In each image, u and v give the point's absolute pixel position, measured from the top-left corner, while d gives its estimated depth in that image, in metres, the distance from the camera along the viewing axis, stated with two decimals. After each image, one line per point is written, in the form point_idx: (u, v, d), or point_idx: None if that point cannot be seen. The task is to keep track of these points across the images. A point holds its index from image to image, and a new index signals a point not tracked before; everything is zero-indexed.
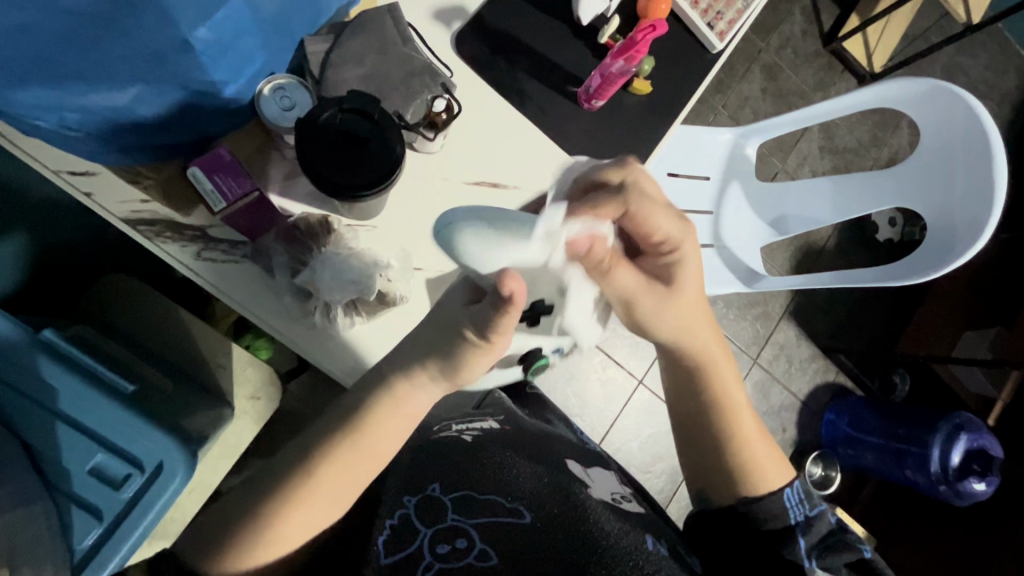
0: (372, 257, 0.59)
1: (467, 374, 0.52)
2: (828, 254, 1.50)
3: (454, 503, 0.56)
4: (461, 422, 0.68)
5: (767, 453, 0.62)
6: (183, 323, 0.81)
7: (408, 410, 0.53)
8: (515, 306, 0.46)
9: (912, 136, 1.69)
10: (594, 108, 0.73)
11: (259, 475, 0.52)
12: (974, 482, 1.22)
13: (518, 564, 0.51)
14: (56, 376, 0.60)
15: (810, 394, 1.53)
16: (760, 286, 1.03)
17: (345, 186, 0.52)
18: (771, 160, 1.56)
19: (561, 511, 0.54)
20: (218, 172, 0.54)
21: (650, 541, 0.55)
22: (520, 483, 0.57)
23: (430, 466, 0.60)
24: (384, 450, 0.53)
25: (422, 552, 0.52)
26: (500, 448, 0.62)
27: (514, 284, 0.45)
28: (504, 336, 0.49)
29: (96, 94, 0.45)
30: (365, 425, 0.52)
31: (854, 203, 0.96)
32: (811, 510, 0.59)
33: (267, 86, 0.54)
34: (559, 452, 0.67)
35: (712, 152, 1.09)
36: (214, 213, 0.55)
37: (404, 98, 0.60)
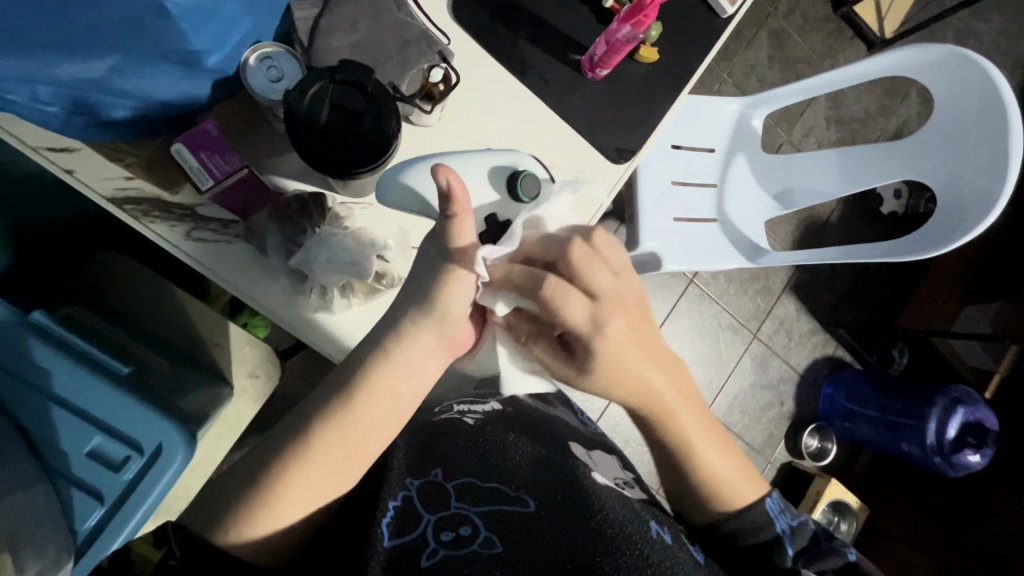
0: (371, 236, 0.57)
1: (450, 313, 0.52)
2: (832, 228, 1.49)
3: (457, 490, 0.55)
4: (465, 404, 0.67)
5: (737, 463, 0.60)
6: (179, 303, 0.80)
7: (406, 374, 0.52)
8: (455, 200, 0.46)
9: (921, 106, 1.65)
10: (598, 78, 0.70)
11: (261, 449, 0.51)
12: (969, 454, 1.24)
13: (523, 552, 0.51)
14: (48, 358, 0.59)
15: (808, 367, 1.53)
16: (765, 261, 1.00)
17: (341, 164, 0.49)
18: (777, 131, 1.52)
19: (568, 500, 0.54)
20: (204, 149, 0.52)
21: (655, 528, 0.55)
22: (521, 469, 0.58)
23: (431, 449, 0.60)
24: (392, 420, 0.53)
25: (426, 538, 0.52)
26: (500, 436, 0.61)
27: (449, 177, 0.45)
28: (461, 231, 0.49)
29: (70, 65, 0.43)
30: (370, 392, 0.51)
31: (860, 176, 0.94)
32: (792, 522, 0.59)
33: (253, 56, 0.51)
34: (562, 436, 0.66)
35: (718, 122, 1.06)
36: (200, 192, 0.54)
37: (400, 68, 0.57)
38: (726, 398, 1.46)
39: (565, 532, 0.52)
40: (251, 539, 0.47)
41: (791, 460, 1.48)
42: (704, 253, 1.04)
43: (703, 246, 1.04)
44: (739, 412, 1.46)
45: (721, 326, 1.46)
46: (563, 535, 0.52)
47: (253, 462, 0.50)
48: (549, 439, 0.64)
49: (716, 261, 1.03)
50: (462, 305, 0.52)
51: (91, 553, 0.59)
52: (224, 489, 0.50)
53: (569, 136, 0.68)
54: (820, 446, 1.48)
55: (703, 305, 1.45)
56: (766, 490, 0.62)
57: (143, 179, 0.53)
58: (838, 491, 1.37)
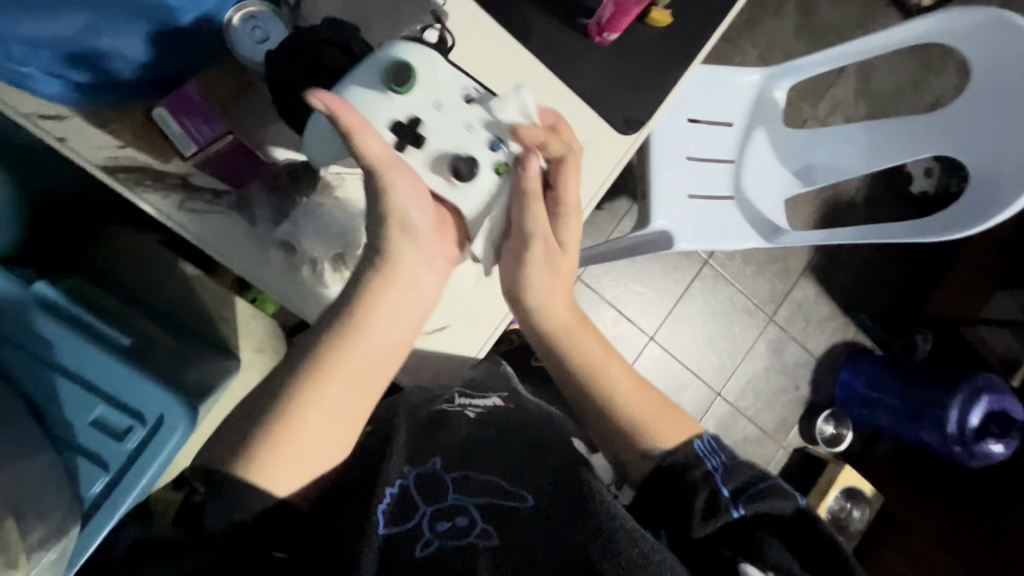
0: (356, 203, 0.58)
1: (412, 219, 0.51)
2: (857, 208, 1.43)
3: (456, 482, 0.55)
4: (465, 397, 0.67)
5: (663, 399, 0.62)
6: (187, 278, 0.80)
7: (408, 280, 0.53)
8: (342, 110, 0.46)
9: (959, 79, 1.56)
10: (606, 43, 0.66)
11: (263, 394, 0.51)
12: (991, 443, 1.21)
13: (515, 549, 0.51)
14: (52, 328, 0.60)
15: (826, 352, 1.49)
16: (782, 241, 0.97)
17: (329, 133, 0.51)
18: (801, 106, 1.46)
19: (569, 493, 0.54)
20: (186, 115, 0.51)
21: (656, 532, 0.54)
22: (523, 463, 0.58)
23: (429, 437, 0.59)
24: (388, 344, 0.53)
25: (422, 528, 0.52)
26: (500, 431, 0.61)
27: (320, 96, 0.45)
28: (371, 144, 0.47)
29: (39, 22, 0.43)
30: (367, 319, 0.52)
31: (889, 152, 0.89)
32: (725, 462, 0.56)
33: (236, 15, 0.50)
34: (560, 432, 0.67)
35: (738, 94, 1.01)
36: (185, 158, 0.53)
37: (391, 28, 0.54)
38: (739, 381, 1.43)
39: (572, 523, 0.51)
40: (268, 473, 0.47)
41: (804, 445, 1.46)
42: (719, 232, 1.00)
43: (720, 225, 1.00)
44: (752, 396, 1.44)
45: (736, 308, 1.43)
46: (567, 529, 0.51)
47: (253, 411, 0.50)
48: (546, 433, 0.64)
49: (731, 241, 0.99)
50: (421, 211, 0.52)
51: (96, 520, 0.59)
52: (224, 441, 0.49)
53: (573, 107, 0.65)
54: (835, 432, 1.46)
55: (718, 287, 1.41)
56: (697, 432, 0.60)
57: (135, 146, 0.52)
58: (852, 477, 1.34)
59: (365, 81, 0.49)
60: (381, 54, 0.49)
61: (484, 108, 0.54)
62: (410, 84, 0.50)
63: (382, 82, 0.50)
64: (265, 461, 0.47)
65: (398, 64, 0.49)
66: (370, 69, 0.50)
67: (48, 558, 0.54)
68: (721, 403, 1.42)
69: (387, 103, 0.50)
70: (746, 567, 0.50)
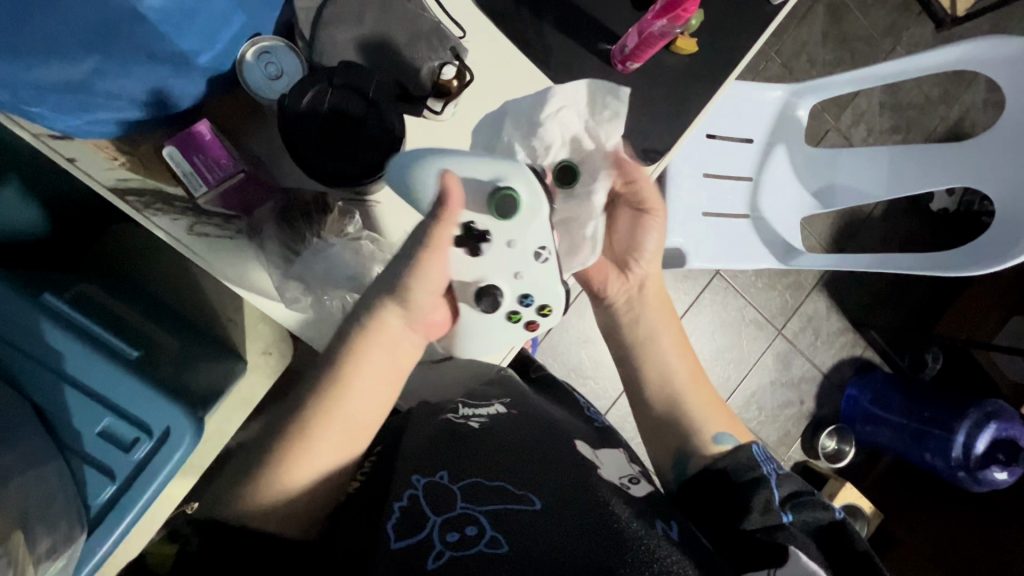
0: (372, 247, 0.56)
1: (415, 301, 0.52)
2: (874, 224, 1.40)
3: (464, 491, 0.52)
4: (469, 407, 0.66)
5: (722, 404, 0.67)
6: (195, 279, 0.81)
7: (392, 340, 0.54)
8: (449, 204, 0.49)
9: (988, 94, 1.52)
10: (628, 71, 0.65)
11: (260, 445, 0.56)
12: (996, 471, 1.19)
13: (530, 555, 0.46)
14: (59, 339, 0.60)
15: (833, 368, 1.47)
16: (795, 263, 0.93)
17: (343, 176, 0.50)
18: (824, 117, 1.42)
19: (581, 500, 0.51)
20: (196, 152, 0.51)
21: (660, 524, 0.52)
22: (533, 470, 0.55)
23: (437, 447, 0.57)
24: (374, 402, 0.54)
25: (433, 541, 0.48)
26: (505, 441, 0.58)
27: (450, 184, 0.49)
28: (442, 235, 0.50)
29: (46, 69, 0.41)
30: (351, 378, 0.53)
31: (912, 180, 0.87)
32: (779, 471, 0.59)
33: (251, 51, 0.51)
34: (568, 435, 0.64)
35: (761, 111, 0.99)
36: (194, 197, 0.53)
37: (406, 66, 0.56)
38: (744, 393, 1.42)
39: (582, 535, 0.48)
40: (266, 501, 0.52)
41: (806, 459, 1.45)
42: (732, 250, 0.98)
43: (733, 243, 0.98)
44: (756, 409, 1.42)
45: (745, 320, 1.41)
46: (585, 538, 0.48)
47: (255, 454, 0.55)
48: (549, 439, 0.60)
49: (746, 260, 0.97)
50: (429, 297, 0.52)
51: (102, 528, 0.60)
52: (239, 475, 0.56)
53: None
54: (837, 447, 1.44)
55: (727, 298, 1.40)
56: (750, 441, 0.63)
57: (143, 171, 0.53)
58: (853, 495, 1.33)
59: (478, 174, 0.51)
60: (507, 176, 0.51)
61: (545, 274, 0.53)
62: (506, 217, 0.51)
63: (489, 199, 0.51)
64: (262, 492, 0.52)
65: (510, 196, 0.50)
66: (486, 173, 0.51)
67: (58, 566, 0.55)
68: None
69: (478, 211, 0.51)
70: (795, 552, 0.51)
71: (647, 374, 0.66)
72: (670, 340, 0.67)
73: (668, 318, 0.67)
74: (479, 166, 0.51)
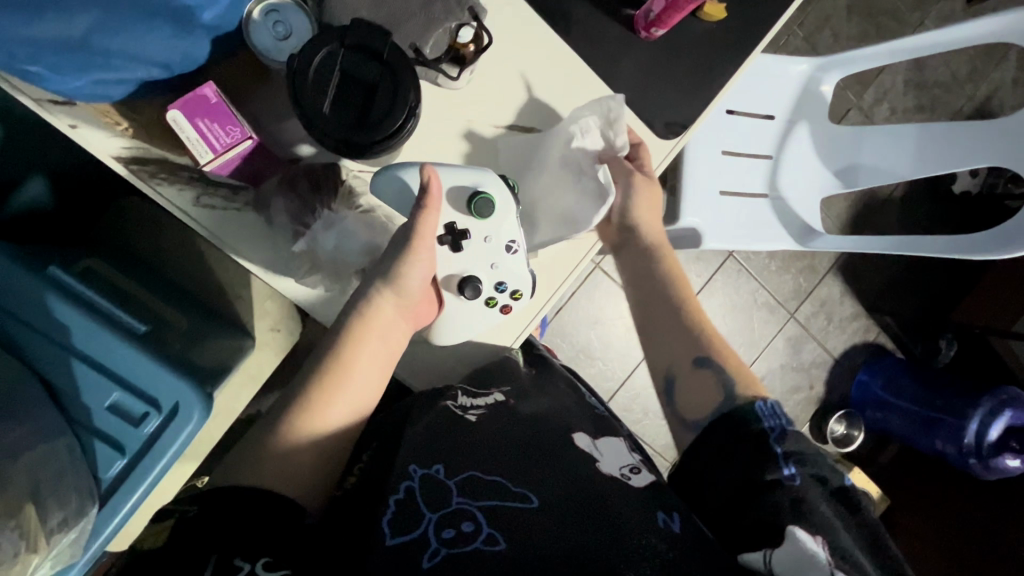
0: (384, 221, 0.57)
1: (411, 285, 0.55)
2: (894, 206, 1.36)
3: (460, 485, 0.51)
4: (468, 396, 0.64)
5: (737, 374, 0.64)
6: (203, 254, 0.79)
7: (385, 325, 0.55)
8: (431, 201, 0.53)
9: (1018, 72, 1.46)
10: (652, 38, 0.63)
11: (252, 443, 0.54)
12: (1007, 458, 1.16)
13: (529, 551, 0.46)
14: (65, 314, 0.59)
15: (845, 352, 1.46)
16: (815, 245, 0.91)
17: (348, 144, 0.48)
18: (846, 94, 1.37)
19: (579, 498, 0.51)
20: (203, 116, 0.49)
21: (663, 516, 0.51)
22: (530, 464, 0.54)
23: (433, 440, 0.55)
24: (367, 386, 0.56)
25: (428, 537, 0.46)
26: (504, 435, 0.57)
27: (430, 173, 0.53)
28: (426, 225, 0.54)
29: (47, 25, 0.40)
30: (344, 361, 0.54)
31: (940, 159, 0.83)
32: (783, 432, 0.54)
33: (258, 10, 0.49)
34: (567, 426, 0.63)
35: (785, 85, 0.95)
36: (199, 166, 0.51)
37: (422, 29, 0.52)
38: None
39: (587, 536, 0.47)
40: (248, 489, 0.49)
41: (814, 444, 1.44)
42: (749, 231, 0.95)
43: (752, 224, 0.95)
44: (766, 392, 1.41)
45: (757, 303, 1.39)
46: (584, 535, 0.47)
47: (247, 451, 0.54)
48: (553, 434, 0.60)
49: (762, 242, 0.94)
50: (421, 282, 0.56)
51: (114, 501, 0.60)
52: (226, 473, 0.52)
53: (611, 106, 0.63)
54: (846, 432, 1.43)
55: (740, 281, 1.37)
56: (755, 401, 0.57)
57: (146, 140, 0.51)
58: (860, 479, 1.33)
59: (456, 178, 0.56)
60: (486, 182, 0.56)
61: (517, 264, 0.58)
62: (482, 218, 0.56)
63: (468, 201, 0.56)
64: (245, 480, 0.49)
65: (486, 199, 0.56)
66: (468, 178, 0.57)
67: (68, 538, 0.56)
68: None
69: (458, 212, 0.57)
70: (797, 525, 0.47)
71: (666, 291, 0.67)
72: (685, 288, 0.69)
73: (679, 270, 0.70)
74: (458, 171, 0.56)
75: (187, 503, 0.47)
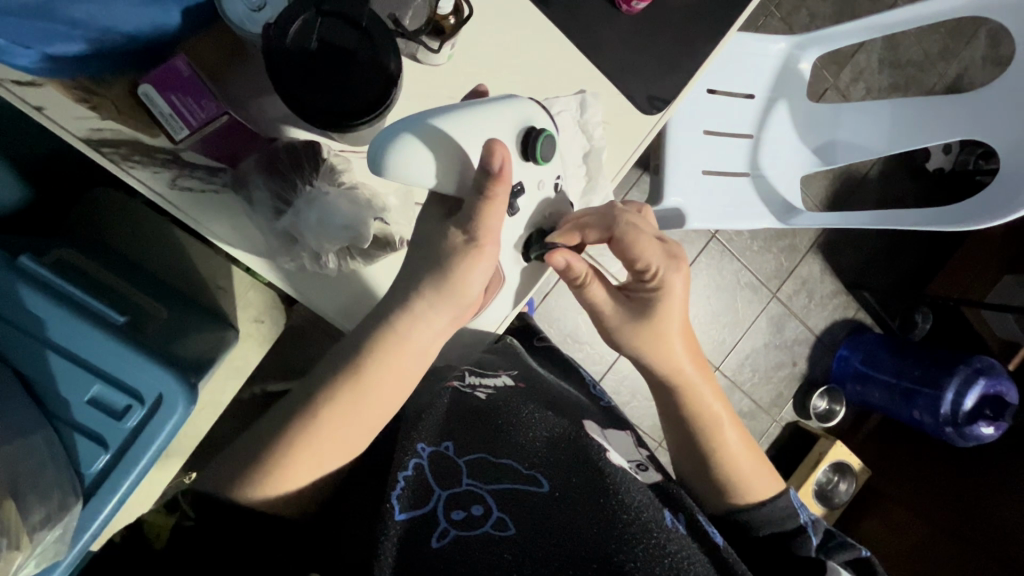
0: (369, 198, 0.54)
1: (471, 288, 0.52)
2: (871, 185, 1.39)
3: (469, 467, 0.54)
4: (476, 376, 0.67)
5: (760, 456, 0.66)
6: (180, 243, 0.77)
7: (423, 337, 0.53)
8: (503, 178, 0.47)
9: (988, 50, 1.49)
10: (633, 11, 0.64)
11: (254, 437, 0.51)
12: (981, 426, 1.21)
13: (536, 532, 0.49)
14: (40, 306, 0.57)
15: (826, 329, 1.49)
16: (794, 222, 0.92)
17: (323, 113, 0.47)
18: (823, 75, 1.38)
19: (582, 478, 0.54)
20: (174, 91, 0.48)
21: (669, 517, 0.54)
22: (539, 447, 0.57)
23: (446, 421, 0.58)
24: (397, 391, 0.53)
25: (438, 517, 0.50)
26: (510, 413, 0.60)
27: (502, 153, 0.47)
28: (492, 219, 0.48)
29: None
30: (378, 366, 0.52)
31: (914, 133, 0.85)
32: (811, 516, 0.63)
33: None
34: (577, 413, 0.65)
35: (764, 64, 0.96)
36: (176, 144, 0.50)
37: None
38: (738, 356, 1.42)
39: (588, 518, 0.50)
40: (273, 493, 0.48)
41: (797, 419, 1.47)
42: (731, 211, 0.95)
43: (735, 203, 0.96)
44: (750, 370, 1.43)
45: (740, 284, 1.41)
46: (581, 509, 0.51)
47: (248, 447, 0.51)
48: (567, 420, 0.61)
49: (745, 220, 0.95)
50: (479, 282, 0.52)
51: (98, 497, 0.59)
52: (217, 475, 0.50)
53: (594, 80, 0.63)
54: (828, 407, 1.46)
55: (723, 262, 1.39)
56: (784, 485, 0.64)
57: (117, 119, 0.49)
58: (842, 452, 1.35)
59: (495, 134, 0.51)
60: (534, 118, 0.53)
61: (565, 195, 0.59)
62: (544, 161, 0.54)
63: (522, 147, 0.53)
64: (266, 483, 0.48)
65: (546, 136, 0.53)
66: (508, 117, 0.52)
67: (53, 535, 0.55)
68: (719, 377, 1.41)
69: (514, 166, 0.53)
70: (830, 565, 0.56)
71: (689, 412, 0.64)
72: (706, 382, 0.65)
73: (697, 357, 0.64)
74: (492, 117, 0.51)
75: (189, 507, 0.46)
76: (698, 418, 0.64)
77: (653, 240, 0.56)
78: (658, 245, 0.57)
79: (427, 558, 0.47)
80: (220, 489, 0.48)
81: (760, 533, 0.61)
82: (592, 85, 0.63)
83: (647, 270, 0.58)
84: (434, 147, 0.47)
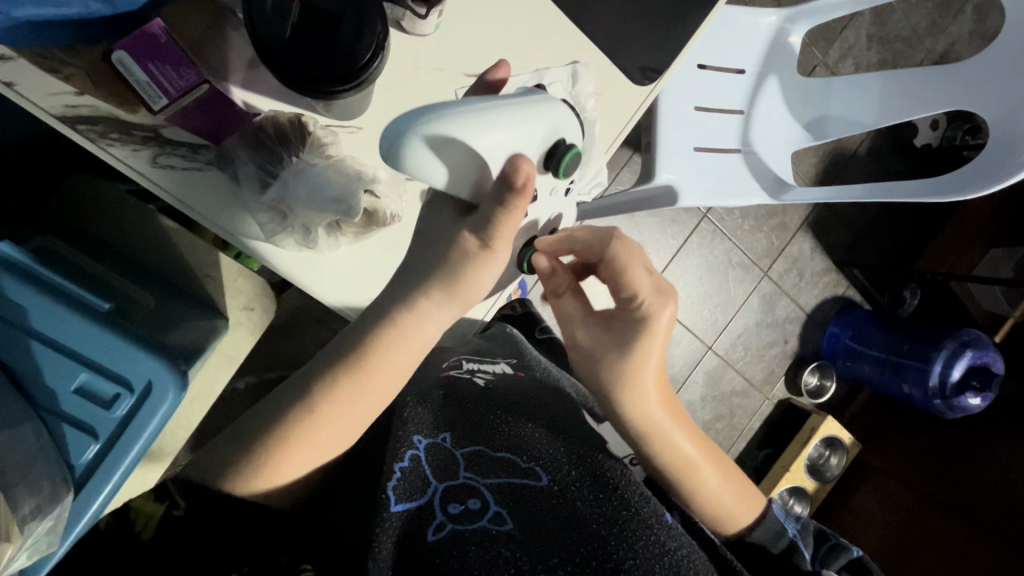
0: (357, 168, 0.52)
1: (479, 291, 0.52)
2: (860, 161, 1.39)
3: (466, 459, 0.53)
4: (474, 362, 0.67)
5: (742, 477, 0.63)
6: (165, 230, 0.74)
7: (426, 340, 0.53)
8: (526, 196, 0.44)
9: (975, 24, 1.49)
10: None
11: (245, 427, 0.50)
12: (969, 396, 1.23)
13: (536, 527, 0.49)
14: (20, 294, 0.56)
15: (816, 307, 1.50)
16: (787, 198, 0.91)
17: (304, 78, 0.45)
18: (813, 51, 1.37)
19: (582, 472, 0.54)
20: (152, 58, 0.46)
21: (669, 517, 0.54)
22: (536, 438, 0.56)
23: (442, 412, 0.58)
24: (393, 386, 0.52)
25: (433, 510, 0.49)
26: (507, 402, 0.60)
27: (528, 169, 0.43)
28: (508, 231, 0.46)
29: None
30: (376, 368, 0.51)
31: (905, 106, 0.85)
32: (798, 525, 0.60)
33: None
34: (574, 404, 0.65)
35: (754, 38, 0.95)
36: (155, 112, 0.49)
37: None
38: (730, 335, 1.43)
39: (585, 513, 0.50)
40: (267, 488, 0.47)
41: (789, 397, 1.48)
42: (724, 188, 0.94)
43: (726, 180, 0.95)
44: (742, 349, 1.44)
45: (732, 263, 1.41)
46: (580, 502, 0.51)
47: (245, 430, 0.50)
48: (568, 415, 0.62)
49: (737, 198, 0.94)
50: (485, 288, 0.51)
51: (88, 489, 0.58)
52: (208, 458, 0.49)
53: (586, 52, 0.62)
54: (818, 384, 1.48)
55: (715, 242, 1.39)
56: (767, 501, 0.63)
57: (93, 93, 0.48)
58: (834, 429, 1.37)
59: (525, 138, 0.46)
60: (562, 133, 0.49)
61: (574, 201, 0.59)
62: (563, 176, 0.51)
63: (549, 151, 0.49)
64: (261, 481, 0.47)
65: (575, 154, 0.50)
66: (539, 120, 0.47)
67: (44, 526, 0.54)
68: (711, 356, 1.42)
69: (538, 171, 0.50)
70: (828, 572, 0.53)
71: (663, 455, 0.60)
72: (677, 420, 0.61)
73: (665, 397, 0.60)
74: (524, 119, 0.45)
75: (177, 496, 0.44)
76: (673, 457, 0.60)
77: (643, 271, 0.56)
78: (650, 277, 0.56)
79: (426, 551, 0.46)
80: (209, 480, 0.46)
81: (775, 551, 0.57)
82: (584, 58, 0.62)
83: (637, 299, 0.57)
84: (454, 163, 0.42)
